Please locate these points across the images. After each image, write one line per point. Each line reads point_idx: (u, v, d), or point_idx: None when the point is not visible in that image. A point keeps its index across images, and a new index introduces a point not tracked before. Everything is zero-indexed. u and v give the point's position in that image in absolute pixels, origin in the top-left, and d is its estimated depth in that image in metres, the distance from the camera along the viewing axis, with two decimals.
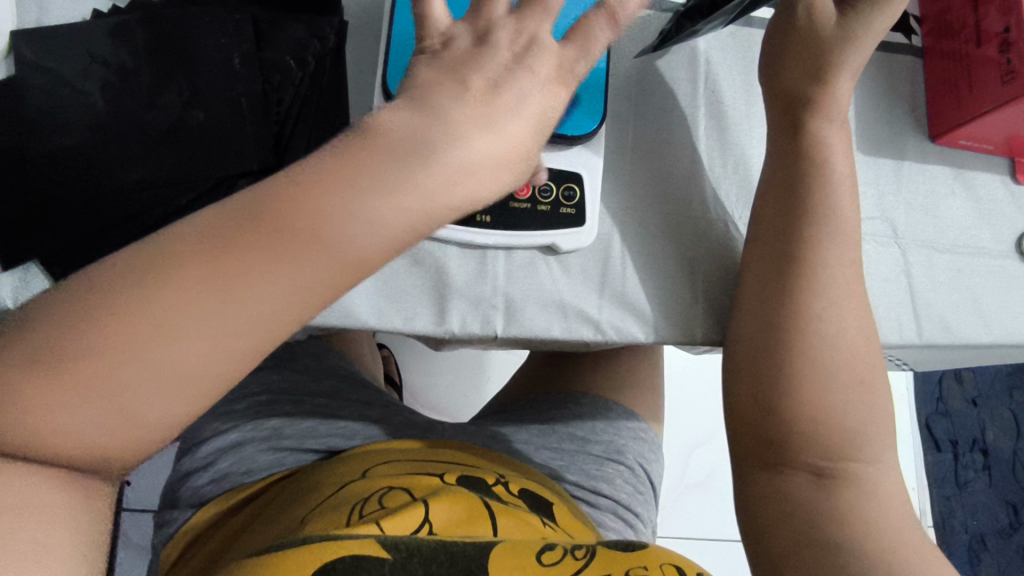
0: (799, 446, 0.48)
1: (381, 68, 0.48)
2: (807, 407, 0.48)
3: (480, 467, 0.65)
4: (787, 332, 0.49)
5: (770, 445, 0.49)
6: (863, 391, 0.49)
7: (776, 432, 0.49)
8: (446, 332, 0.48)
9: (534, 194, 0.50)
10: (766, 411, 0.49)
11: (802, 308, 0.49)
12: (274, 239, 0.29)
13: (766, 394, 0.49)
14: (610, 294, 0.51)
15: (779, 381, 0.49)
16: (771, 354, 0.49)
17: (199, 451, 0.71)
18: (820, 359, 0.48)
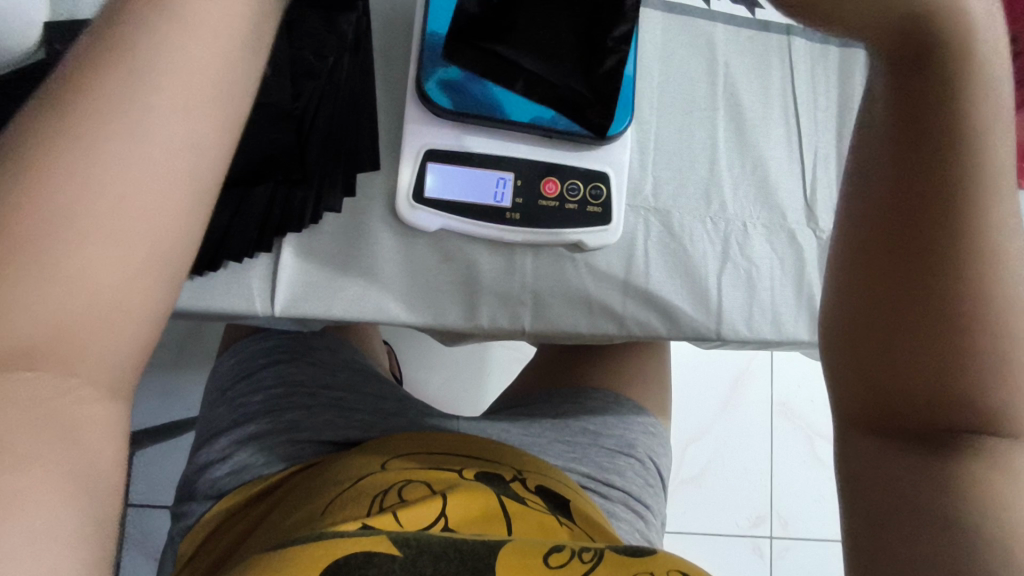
0: (950, 414, 0.33)
1: (416, 68, 0.49)
2: (966, 358, 0.32)
3: (498, 462, 0.66)
4: (938, 255, 0.32)
5: (907, 420, 0.35)
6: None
7: (916, 399, 0.34)
8: (476, 327, 0.50)
9: (562, 192, 0.51)
10: (905, 371, 0.34)
11: (967, 222, 0.32)
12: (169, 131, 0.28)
13: (904, 353, 0.33)
14: (634, 291, 0.52)
15: (921, 326, 0.33)
16: (897, 286, 0.33)
17: (214, 444, 0.71)
18: (986, 287, 0.32)
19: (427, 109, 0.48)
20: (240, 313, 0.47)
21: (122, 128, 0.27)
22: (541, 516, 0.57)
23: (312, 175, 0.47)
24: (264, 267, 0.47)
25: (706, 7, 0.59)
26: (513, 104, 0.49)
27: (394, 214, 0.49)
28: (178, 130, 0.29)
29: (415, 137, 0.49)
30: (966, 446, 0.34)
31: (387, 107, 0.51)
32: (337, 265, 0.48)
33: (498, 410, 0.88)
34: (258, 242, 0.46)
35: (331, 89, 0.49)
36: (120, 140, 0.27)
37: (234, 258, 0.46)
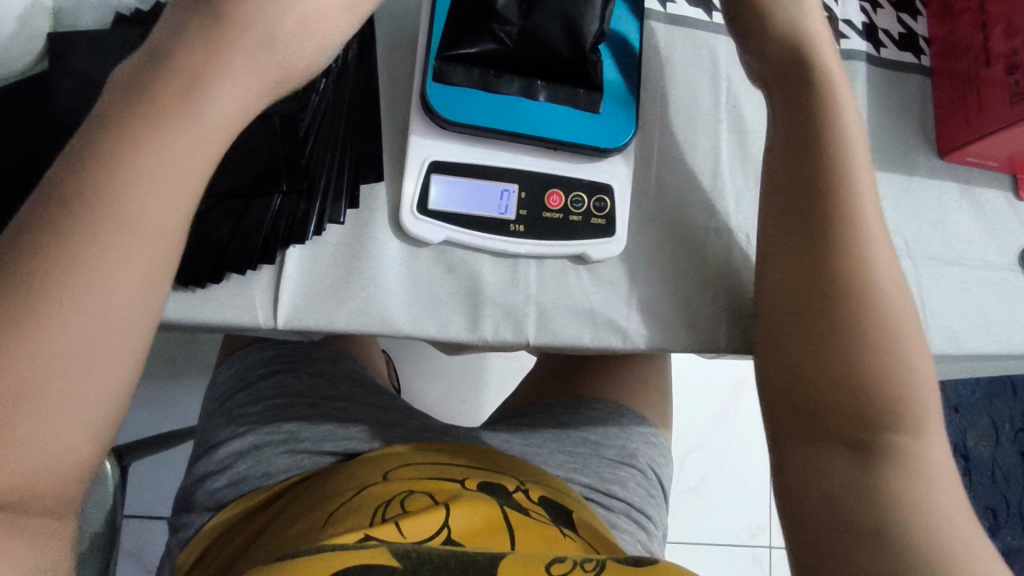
0: (858, 420, 0.41)
1: (421, 80, 0.49)
2: (854, 374, 0.41)
3: (500, 472, 0.66)
4: (830, 297, 0.43)
5: (821, 430, 0.42)
6: (915, 355, 0.42)
7: (830, 412, 0.42)
8: (479, 339, 0.49)
9: (566, 204, 0.51)
10: (815, 389, 0.42)
11: (840, 273, 0.43)
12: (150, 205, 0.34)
13: (811, 376, 0.43)
14: (639, 303, 0.52)
15: (820, 353, 0.42)
16: (805, 322, 0.43)
17: (213, 455, 0.71)
18: (859, 320, 0.42)
19: (433, 121, 0.48)
20: (243, 325, 0.46)
21: (129, 213, 0.33)
22: (545, 528, 0.57)
23: (315, 185, 0.47)
24: (267, 279, 0.47)
25: (710, 19, 0.60)
26: (520, 114, 0.49)
27: (399, 225, 0.49)
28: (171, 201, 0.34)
29: (419, 148, 0.49)
30: (874, 450, 0.40)
31: (391, 119, 0.51)
32: (341, 277, 0.48)
33: (498, 421, 0.88)
34: (261, 253, 0.46)
35: (335, 98, 0.49)
36: (133, 220, 0.33)
37: (235, 269, 0.45)
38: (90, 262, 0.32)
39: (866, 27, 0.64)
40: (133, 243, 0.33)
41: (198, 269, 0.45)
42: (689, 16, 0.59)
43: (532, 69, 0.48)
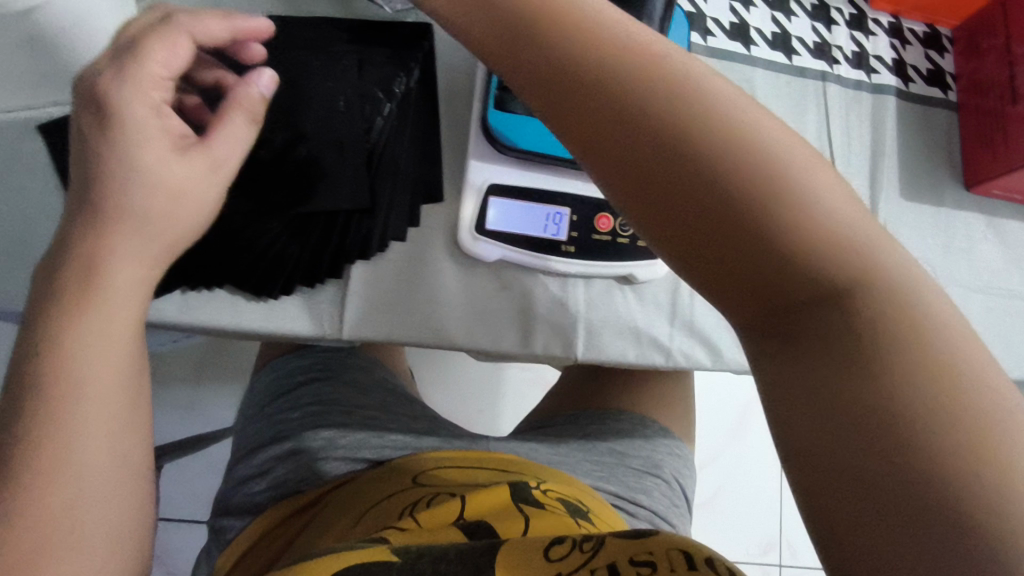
0: (814, 282, 0.28)
1: (481, 108, 0.52)
2: (797, 226, 0.28)
3: (526, 472, 0.69)
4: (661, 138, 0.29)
5: (818, 331, 0.27)
6: (798, 212, 0.28)
7: (758, 237, 0.28)
8: (531, 354, 0.52)
9: (615, 227, 0.53)
10: (753, 247, 0.28)
11: (620, 114, 0.30)
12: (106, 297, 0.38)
13: (719, 235, 0.28)
14: (681, 322, 0.55)
15: (738, 179, 0.28)
16: (589, 93, 0.31)
17: (254, 458, 0.74)
18: (617, 51, 0.31)
19: (492, 145, 0.51)
20: (310, 335, 0.49)
21: (99, 317, 0.37)
22: (563, 521, 0.58)
23: (380, 207, 0.49)
24: (333, 293, 0.50)
25: (748, 53, 0.63)
26: None
27: (456, 244, 0.52)
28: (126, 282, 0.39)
29: (478, 173, 0.52)
30: None
31: (450, 143, 0.54)
32: (400, 291, 0.51)
33: (523, 432, 0.90)
34: (328, 268, 0.49)
35: (398, 121, 0.51)
36: (107, 314, 0.38)
37: (306, 282, 0.49)
38: (68, 366, 0.36)
39: (895, 62, 0.67)
40: (109, 333, 0.38)
41: (270, 283, 0.48)
42: (729, 50, 0.63)
43: None
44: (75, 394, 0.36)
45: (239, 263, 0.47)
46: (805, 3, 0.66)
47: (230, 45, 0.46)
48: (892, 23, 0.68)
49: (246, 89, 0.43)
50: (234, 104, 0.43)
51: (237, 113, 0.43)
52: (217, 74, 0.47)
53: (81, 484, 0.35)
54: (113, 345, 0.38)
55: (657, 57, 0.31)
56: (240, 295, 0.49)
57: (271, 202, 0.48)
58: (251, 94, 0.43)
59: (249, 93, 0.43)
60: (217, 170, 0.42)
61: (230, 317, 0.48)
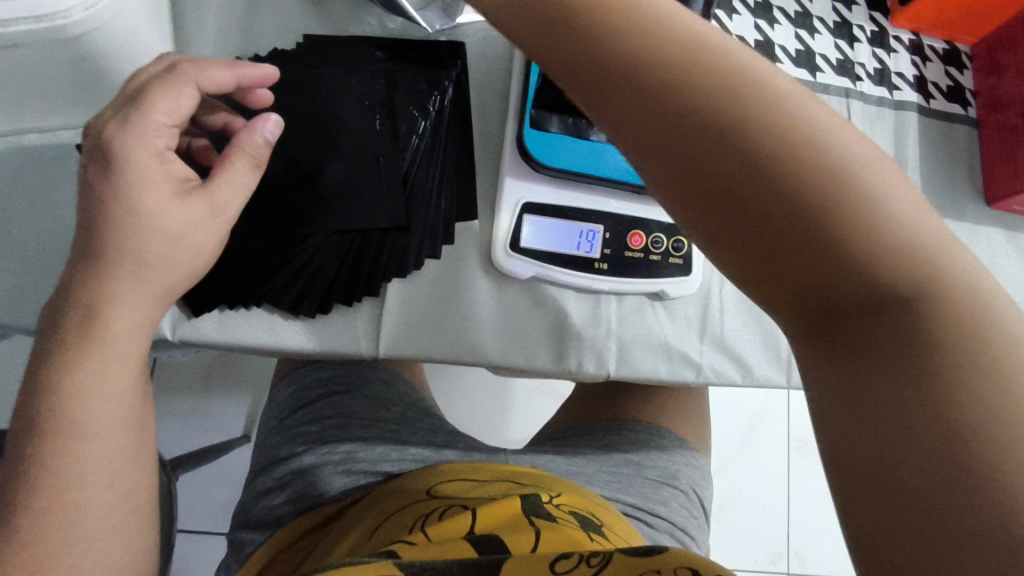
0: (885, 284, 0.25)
1: (515, 126, 0.52)
2: (866, 223, 0.25)
3: (540, 485, 0.69)
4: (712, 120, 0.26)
5: (884, 340, 0.25)
6: (864, 205, 0.25)
7: (822, 234, 0.25)
8: (564, 371, 0.52)
9: (647, 244, 0.54)
10: (811, 244, 0.25)
11: (667, 94, 0.27)
12: (109, 325, 0.39)
13: (775, 231, 0.25)
14: (711, 339, 0.55)
15: (796, 168, 0.25)
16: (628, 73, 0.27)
17: (273, 472, 0.74)
18: (661, 29, 0.28)
19: (527, 162, 0.51)
20: (345, 354, 0.49)
21: (98, 360, 0.39)
22: (574, 534, 0.58)
23: (415, 224, 0.50)
24: (369, 310, 0.50)
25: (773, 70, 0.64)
26: (604, 161, 0.52)
27: (490, 262, 0.52)
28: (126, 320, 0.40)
29: (512, 190, 0.52)
30: None
31: (482, 161, 0.54)
32: (435, 309, 0.51)
33: (540, 443, 0.91)
34: (365, 285, 0.49)
35: (431, 138, 0.52)
36: (103, 358, 0.39)
37: (343, 300, 0.49)
38: (68, 404, 0.38)
39: (916, 79, 0.68)
40: (100, 366, 0.39)
41: (307, 301, 0.48)
42: None
43: None
44: (76, 429, 0.38)
45: (277, 281, 0.47)
46: (828, 20, 0.67)
47: (237, 93, 0.48)
48: (913, 40, 0.69)
49: (248, 137, 0.44)
50: (236, 151, 0.44)
51: (239, 158, 0.44)
52: (225, 119, 0.49)
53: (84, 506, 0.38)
54: (112, 385, 0.39)
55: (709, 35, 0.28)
56: (277, 313, 0.49)
57: (308, 219, 0.48)
58: (254, 142, 0.44)
59: (253, 141, 0.44)
60: (215, 214, 0.43)
61: (267, 335, 0.48)
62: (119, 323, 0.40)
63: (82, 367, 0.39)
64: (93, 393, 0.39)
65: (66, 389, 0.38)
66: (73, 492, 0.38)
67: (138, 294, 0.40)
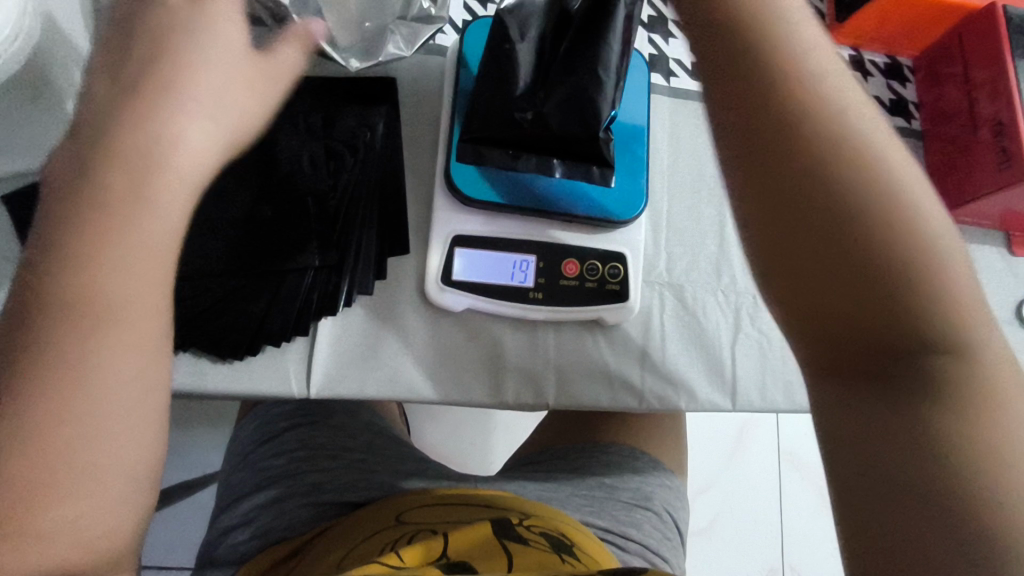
0: (918, 344, 0.30)
1: (444, 160, 0.53)
2: (916, 291, 0.30)
3: (508, 507, 0.69)
4: (803, 186, 0.31)
5: (916, 383, 0.29)
6: (914, 281, 0.30)
7: (873, 296, 0.30)
8: (501, 404, 0.52)
9: (582, 272, 0.54)
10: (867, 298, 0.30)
11: (778, 161, 0.32)
12: (112, 282, 0.33)
13: (831, 280, 0.30)
14: (652, 365, 0.55)
15: (869, 238, 0.30)
16: (771, 125, 0.32)
17: (236, 508, 0.73)
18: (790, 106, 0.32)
19: (457, 197, 0.51)
20: (278, 395, 0.49)
21: (101, 321, 0.32)
22: (543, 555, 0.58)
23: (345, 260, 0.50)
24: (300, 350, 0.49)
25: None
26: (533, 191, 0.52)
27: (423, 296, 0.52)
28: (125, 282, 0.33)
29: (443, 223, 0.52)
30: None
31: (416, 195, 0.55)
32: (367, 346, 0.51)
33: (512, 469, 0.90)
34: (296, 324, 0.49)
35: (361, 174, 0.51)
36: (113, 323, 0.32)
37: (272, 341, 0.48)
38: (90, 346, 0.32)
39: None
40: (115, 314, 0.32)
41: (235, 343, 0.48)
42: (693, 89, 0.64)
43: (551, 147, 0.51)
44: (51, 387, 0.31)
45: (207, 324, 0.47)
46: None
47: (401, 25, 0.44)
48: (853, 57, 0.69)
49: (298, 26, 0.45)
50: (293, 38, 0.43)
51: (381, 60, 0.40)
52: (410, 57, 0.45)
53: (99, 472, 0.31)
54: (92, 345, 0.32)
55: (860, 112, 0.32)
56: (206, 357, 0.48)
57: (239, 261, 0.48)
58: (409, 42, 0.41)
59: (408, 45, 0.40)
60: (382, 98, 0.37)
61: (196, 380, 0.48)
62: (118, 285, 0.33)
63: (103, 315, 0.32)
64: (122, 366, 0.32)
65: (77, 350, 0.32)
66: (54, 475, 0.30)
67: (134, 247, 0.33)
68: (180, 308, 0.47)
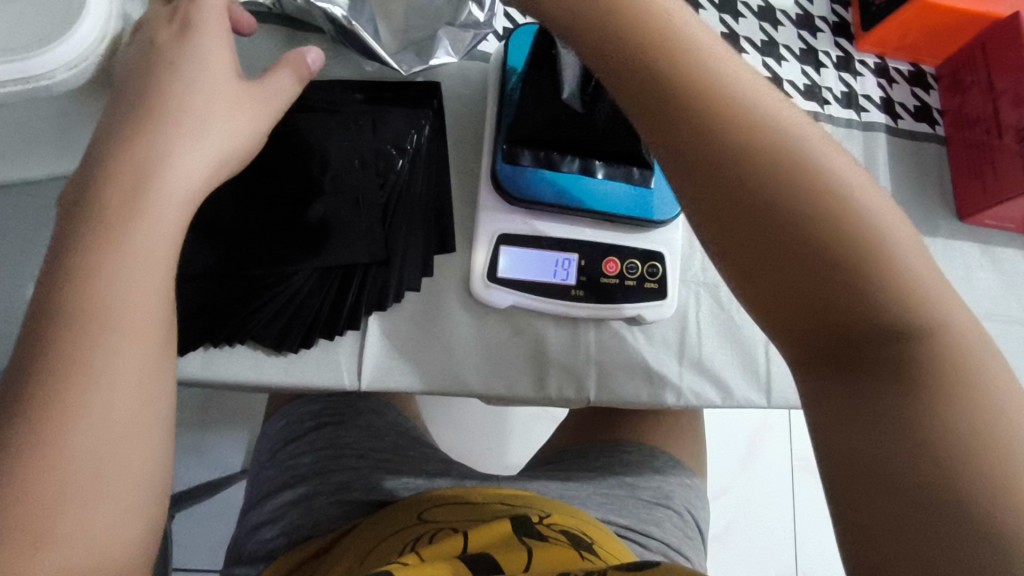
0: (892, 328, 0.29)
1: (489, 161, 0.54)
2: (879, 272, 0.29)
3: (527, 506, 0.70)
4: (743, 188, 0.30)
5: (884, 368, 0.29)
6: (883, 272, 0.29)
7: (842, 285, 0.29)
8: (544, 398, 0.53)
9: (622, 270, 0.55)
10: (823, 285, 0.29)
11: (701, 167, 0.31)
12: (110, 304, 0.33)
13: (794, 279, 0.29)
14: (688, 361, 0.56)
15: (817, 232, 0.29)
16: (684, 134, 0.31)
17: (267, 504, 0.74)
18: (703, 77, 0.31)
19: (503, 197, 0.53)
20: (329, 387, 0.50)
21: (105, 339, 0.33)
22: (563, 550, 0.58)
23: (394, 257, 0.51)
24: (351, 344, 0.51)
25: None
26: (577, 192, 0.54)
27: (469, 292, 0.54)
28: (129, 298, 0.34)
29: (488, 223, 0.54)
30: None
31: (460, 195, 0.56)
32: (415, 342, 0.52)
33: (534, 468, 0.91)
34: (347, 319, 0.50)
35: (409, 175, 0.53)
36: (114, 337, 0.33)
37: (325, 335, 0.50)
38: (103, 313, 0.33)
39: (883, 101, 0.70)
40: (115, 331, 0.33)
41: (290, 337, 0.49)
42: None
43: (597, 148, 0.53)
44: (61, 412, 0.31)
45: (261, 318, 0.48)
46: (793, 47, 0.69)
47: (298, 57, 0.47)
48: (878, 64, 0.71)
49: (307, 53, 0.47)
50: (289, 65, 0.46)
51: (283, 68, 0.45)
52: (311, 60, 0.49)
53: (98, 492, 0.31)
54: (114, 316, 0.33)
55: (771, 103, 0.31)
56: (260, 349, 0.50)
57: (284, 254, 0.49)
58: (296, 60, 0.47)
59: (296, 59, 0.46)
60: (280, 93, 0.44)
61: (252, 372, 0.49)
62: (118, 305, 0.33)
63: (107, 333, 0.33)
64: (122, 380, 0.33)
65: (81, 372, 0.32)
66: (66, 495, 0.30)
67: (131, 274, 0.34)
68: (235, 301, 0.48)
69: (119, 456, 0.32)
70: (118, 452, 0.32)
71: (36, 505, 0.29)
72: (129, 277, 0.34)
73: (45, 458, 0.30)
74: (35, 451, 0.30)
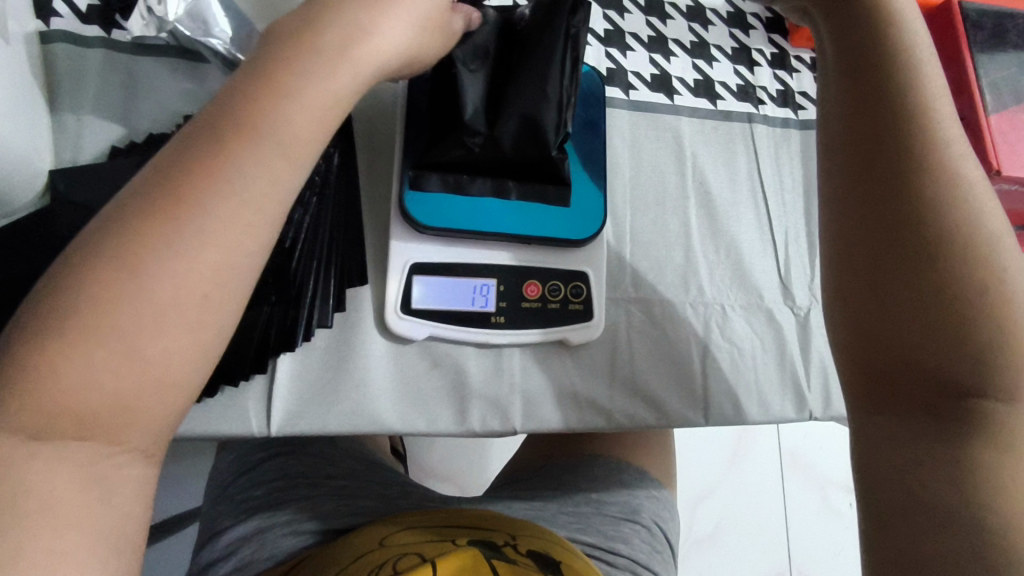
0: (974, 389, 0.34)
1: (397, 189, 0.52)
2: (996, 324, 0.33)
3: (491, 530, 0.66)
4: (899, 230, 0.35)
5: (958, 409, 0.34)
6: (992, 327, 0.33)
7: (953, 334, 0.33)
8: (467, 431, 0.51)
9: (544, 292, 0.53)
10: (934, 327, 0.34)
11: (882, 202, 0.36)
12: (213, 202, 0.33)
13: (910, 318, 0.34)
14: (620, 381, 0.54)
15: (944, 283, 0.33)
16: (886, 169, 0.36)
17: (218, 542, 0.71)
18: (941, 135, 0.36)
19: (412, 228, 0.50)
20: (238, 434, 0.48)
21: (197, 222, 0.33)
22: None
23: (302, 293, 0.49)
24: (259, 388, 0.49)
25: (671, 102, 0.64)
26: (491, 216, 0.52)
27: (384, 325, 0.52)
28: (236, 199, 0.34)
29: (399, 252, 0.52)
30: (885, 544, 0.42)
31: (372, 223, 0.54)
32: (330, 380, 0.50)
33: (498, 489, 0.89)
34: (253, 362, 0.48)
35: (318, 208, 0.51)
36: (202, 227, 0.33)
37: (229, 381, 0.47)
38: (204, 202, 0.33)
39: None
40: (208, 222, 0.33)
41: None
42: (651, 101, 0.63)
43: (505, 168, 0.51)
44: (131, 270, 0.31)
45: None
46: (725, 46, 0.66)
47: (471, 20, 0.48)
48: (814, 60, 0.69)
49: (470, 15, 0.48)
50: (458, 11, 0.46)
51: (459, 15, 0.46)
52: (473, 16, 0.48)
53: (123, 366, 0.30)
54: (210, 204, 0.33)
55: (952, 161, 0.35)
56: None
57: None
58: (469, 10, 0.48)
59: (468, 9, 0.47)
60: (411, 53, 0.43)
61: None
62: (222, 205, 0.33)
63: (202, 213, 0.33)
64: (197, 268, 0.32)
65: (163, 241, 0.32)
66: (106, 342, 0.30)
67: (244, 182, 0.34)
68: None
69: (154, 344, 0.31)
70: (160, 334, 0.31)
71: (58, 356, 0.29)
72: (246, 180, 0.34)
73: (66, 340, 0.30)
74: (102, 284, 0.31)
